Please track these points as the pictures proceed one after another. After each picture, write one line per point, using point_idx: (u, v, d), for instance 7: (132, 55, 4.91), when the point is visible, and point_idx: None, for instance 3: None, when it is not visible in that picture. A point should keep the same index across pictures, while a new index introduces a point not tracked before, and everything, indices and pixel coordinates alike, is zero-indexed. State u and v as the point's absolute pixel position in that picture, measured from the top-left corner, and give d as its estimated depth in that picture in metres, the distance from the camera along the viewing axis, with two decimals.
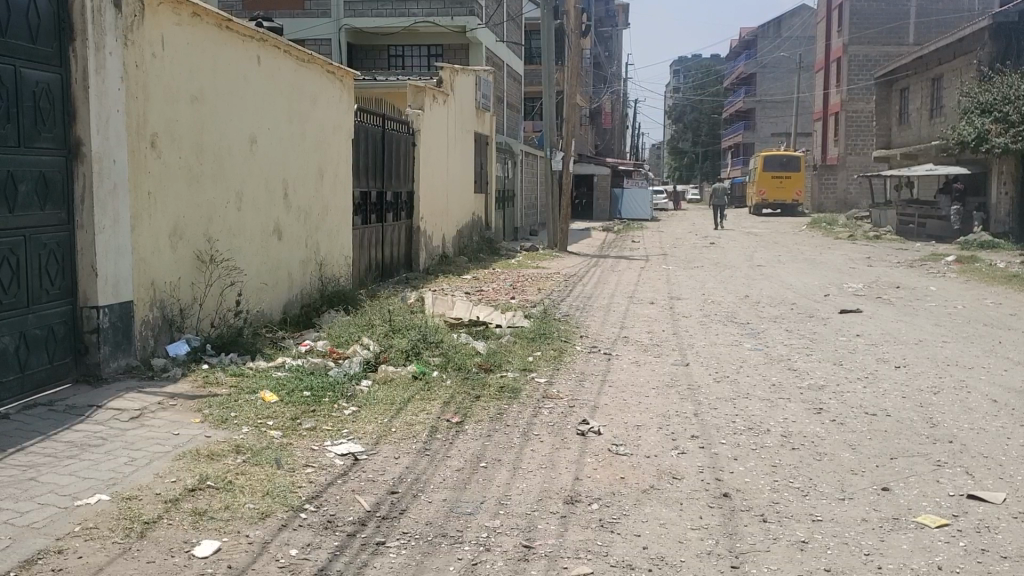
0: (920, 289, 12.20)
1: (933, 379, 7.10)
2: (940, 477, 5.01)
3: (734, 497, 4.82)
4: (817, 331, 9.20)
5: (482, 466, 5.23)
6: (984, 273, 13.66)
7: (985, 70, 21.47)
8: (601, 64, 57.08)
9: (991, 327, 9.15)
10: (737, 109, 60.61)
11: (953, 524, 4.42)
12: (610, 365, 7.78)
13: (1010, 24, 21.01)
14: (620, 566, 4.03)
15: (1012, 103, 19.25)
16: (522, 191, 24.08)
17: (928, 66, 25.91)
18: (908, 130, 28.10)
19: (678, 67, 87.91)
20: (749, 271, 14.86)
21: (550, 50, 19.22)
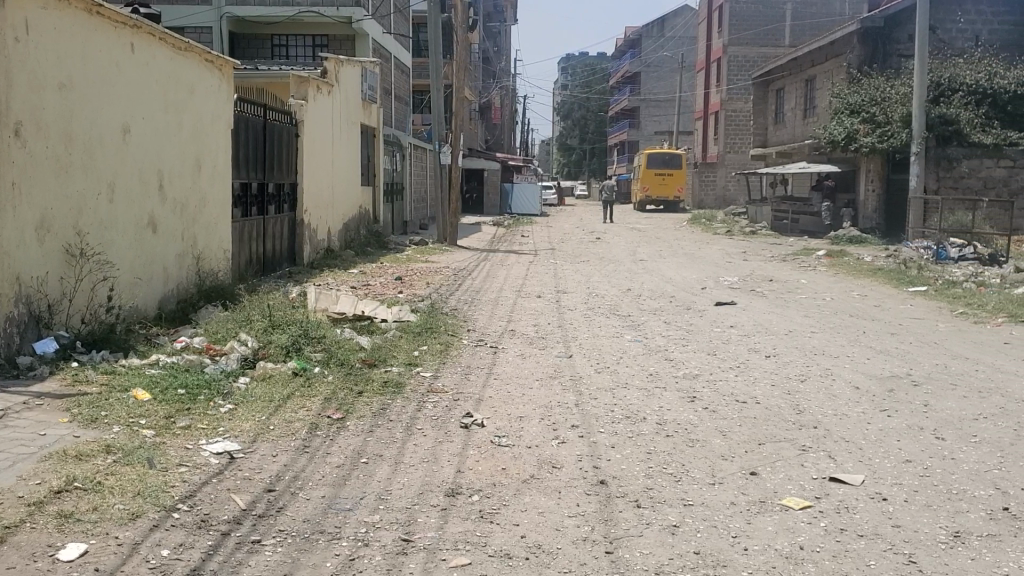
0: (791, 282, 12.70)
1: (800, 368, 7.42)
2: (805, 461, 5.24)
3: (610, 484, 4.94)
4: (694, 322, 9.48)
5: (362, 462, 5.20)
6: (851, 267, 14.30)
7: (854, 71, 22.50)
8: (490, 60, 57.39)
9: (855, 319, 9.60)
10: (621, 108, 61.84)
11: (815, 505, 4.64)
12: (495, 358, 7.84)
13: (876, 28, 22.16)
14: (498, 555, 4.08)
15: (878, 104, 20.39)
16: (410, 185, 23.95)
17: (801, 68, 26.99)
18: (782, 129, 29.25)
19: (565, 65, 89.11)
20: (632, 265, 15.18)
21: (437, 44, 19.15)
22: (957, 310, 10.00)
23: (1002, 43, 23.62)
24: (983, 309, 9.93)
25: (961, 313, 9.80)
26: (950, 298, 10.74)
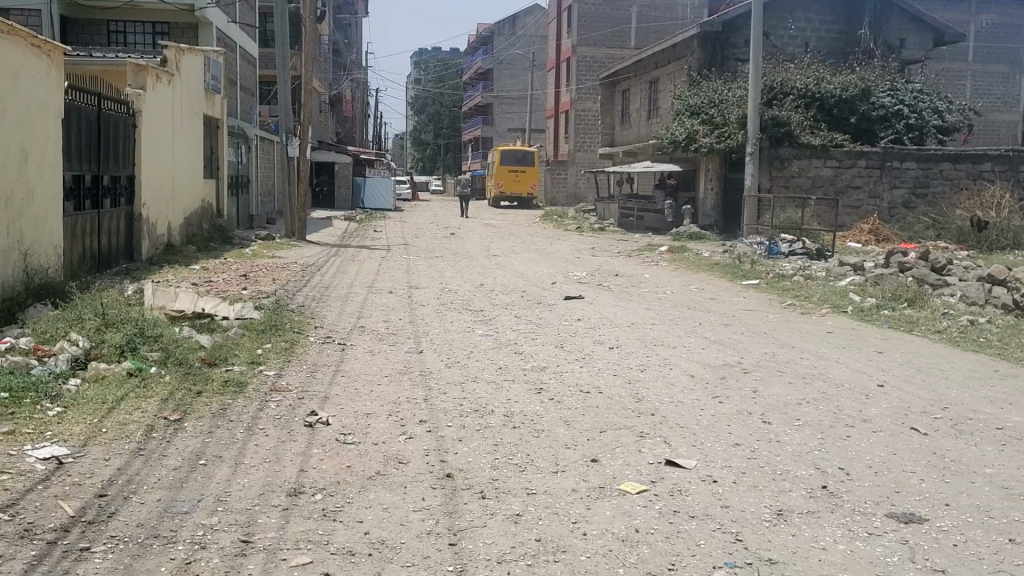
0: (635, 276, 13.13)
1: (641, 358, 7.70)
2: (643, 447, 5.45)
3: (456, 477, 4.98)
4: (543, 316, 9.66)
5: (201, 464, 5.06)
6: (691, 262, 14.90)
7: (694, 74, 23.43)
8: (341, 52, 56.50)
9: (693, 311, 10.02)
10: (474, 104, 62.27)
11: (651, 489, 4.83)
12: (343, 355, 7.76)
13: (714, 33, 23.18)
14: (340, 553, 4.05)
15: (716, 107, 21.33)
16: (257, 179, 23.31)
17: (645, 70, 27.89)
18: (628, 128, 30.15)
19: (418, 59, 88.79)
20: (484, 260, 15.30)
21: (285, 35, 18.70)
22: (787, 302, 10.58)
23: (829, 50, 25.13)
24: (809, 300, 10.56)
25: (790, 304, 10.39)
26: (780, 291, 11.36)
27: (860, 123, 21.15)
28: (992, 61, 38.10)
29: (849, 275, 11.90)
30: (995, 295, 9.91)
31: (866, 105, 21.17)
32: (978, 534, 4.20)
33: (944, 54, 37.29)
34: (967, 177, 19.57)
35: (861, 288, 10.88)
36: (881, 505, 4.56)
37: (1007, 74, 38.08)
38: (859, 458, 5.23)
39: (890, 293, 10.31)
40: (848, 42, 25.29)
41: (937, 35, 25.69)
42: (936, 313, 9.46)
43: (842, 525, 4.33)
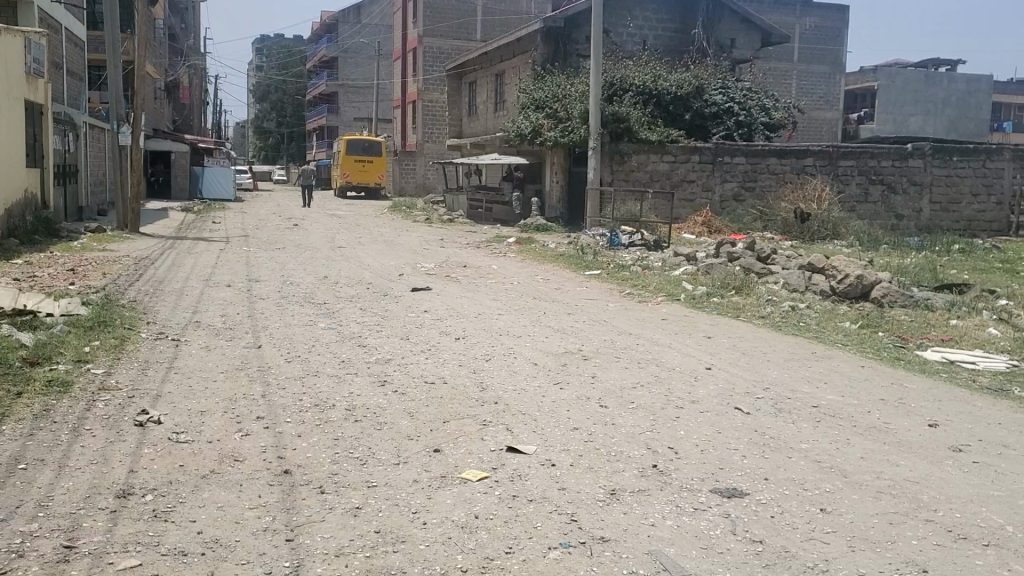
0: (482, 267, 13.26)
1: (486, 348, 7.81)
2: (484, 435, 5.53)
3: (294, 473, 4.92)
4: (389, 308, 9.64)
5: (21, 468, 4.80)
6: (537, 253, 15.18)
7: (538, 68, 23.83)
8: (177, 37, 54.20)
9: (537, 301, 10.22)
10: (319, 93, 61.06)
11: (491, 476, 4.90)
12: (178, 352, 7.52)
13: (557, 28, 23.66)
14: (172, 554, 3.95)
15: (560, 101, 21.76)
16: (86, 167, 22.11)
17: (491, 62, 28.13)
18: (475, 120, 30.32)
19: (258, 45, 86.11)
20: (329, 252, 15.08)
21: (115, 16, 17.77)
22: (626, 291, 10.95)
23: (666, 48, 26.05)
24: (647, 289, 10.97)
25: (629, 293, 10.76)
26: (620, 280, 11.75)
27: (694, 119, 22.09)
28: (814, 63, 40.47)
29: (683, 265, 12.43)
30: (814, 282, 10.59)
31: (700, 102, 22.11)
32: (793, 505, 4.48)
33: (772, 54, 39.32)
34: (791, 172, 20.75)
35: (693, 278, 11.39)
36: (707, 481, 4.81)
37: (828, 75, 40.57)
38: (686, 438, 5.50)
39: (720, 281, 10.85)
40: (683, 40, 26.26)
41: (764, 35, 27.07)
42: (762, 300, 10.03)
43: (671, 503, 4.53)
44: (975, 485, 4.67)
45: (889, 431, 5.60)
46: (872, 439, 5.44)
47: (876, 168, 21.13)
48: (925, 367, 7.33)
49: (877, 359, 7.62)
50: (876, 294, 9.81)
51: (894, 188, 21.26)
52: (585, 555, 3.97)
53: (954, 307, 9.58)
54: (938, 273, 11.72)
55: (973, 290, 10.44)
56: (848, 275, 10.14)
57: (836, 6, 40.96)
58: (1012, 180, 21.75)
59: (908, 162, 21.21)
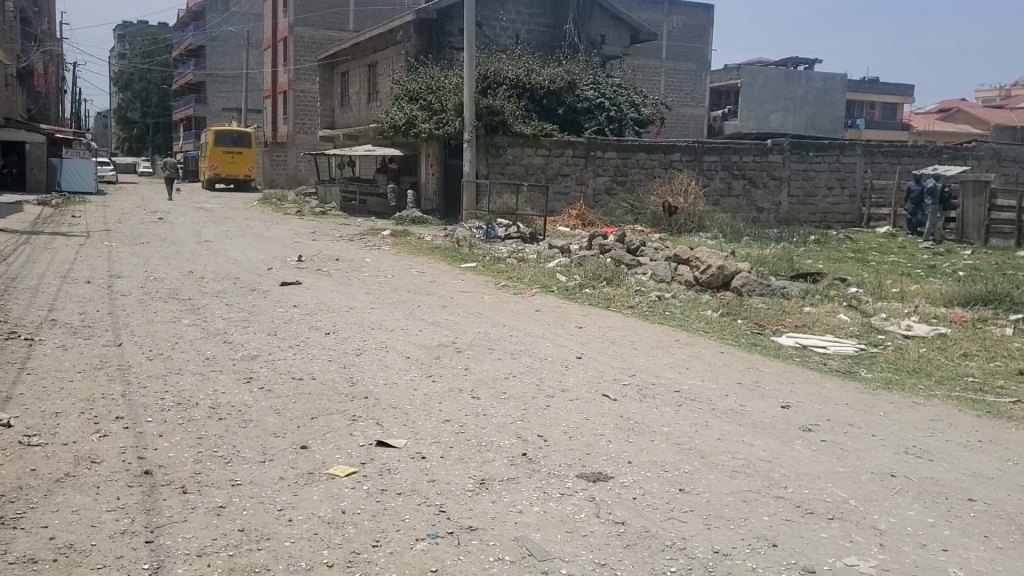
0: (355, 261, 13.12)
1: (357, 342, 7.75)
2: (354, 430, 5.50)
3: (155, 474, 4.79)
4: (257, 303, 9.44)
5: None
6: (411, 246, 15.15)
7: (411, 60, 23.72)
8: (30, 21, 51.42)
9: (411, 294, 10.19)
10: (185, 82, 58.99)
11: (360, 471, 4.87)
12: (32, 351, 7.19)
13: (430, 21, 23.61)
14: (21, 562, 3.79)
15: (434, 93, 21.69)
16: None
17: (363, 53, 27.82)
18: (348, 111, 29.92)
19: (119, 32, 82.54)
20: (196, 246, 14.64)
21: None
22: (500, 283, 11.04)
23: (538, 42, 26.34)
24: (521, 281, 11.09)
25: (504, 286, 10.86)
26: (494, 273, 11.85)
27: (566, 114, 22.44)
28: (681, 60, 41.50)
29: (557, 257, 12.63)
30: (680, 272, 10.93)
31: (572, 97, 22.47)
32: (654, 487, 4.57)
33: (640, 51, 40.08)
34: (659, 167, 21.38)
35: (567, 269, 11.59)
36: (573, 467, 4.88)
37: (694, 72, 41.71)
38: (555, 426, 5.59)
39: (592, 273, 11.06)
40: (555, 35, 26.61)
41: (633, 32, 27.71)
42: (631, 290, 10.29)
43: (538, 489, 4.57)
44: (822, 461, 4.90)
45: (745, 413, 5.86)
46: (729, 422, 5.67)
47: (738, 163, 22.05)
48: (781, 352, 7.69)
49: (736, 345, 7.94)
50: (736, 283, 10.21)
51: (755, 182, 22.28)
52: (452, 544, 3.95)
53: (807, 295, 10.08)
54: (794, 264, 12.27)
55: (825, 279, 10.99)
56: (710, 265, 10.52)
57: (701, 5, 42.20)
58: (864, 174, 23.10)
59: (768, 157, 22.24)
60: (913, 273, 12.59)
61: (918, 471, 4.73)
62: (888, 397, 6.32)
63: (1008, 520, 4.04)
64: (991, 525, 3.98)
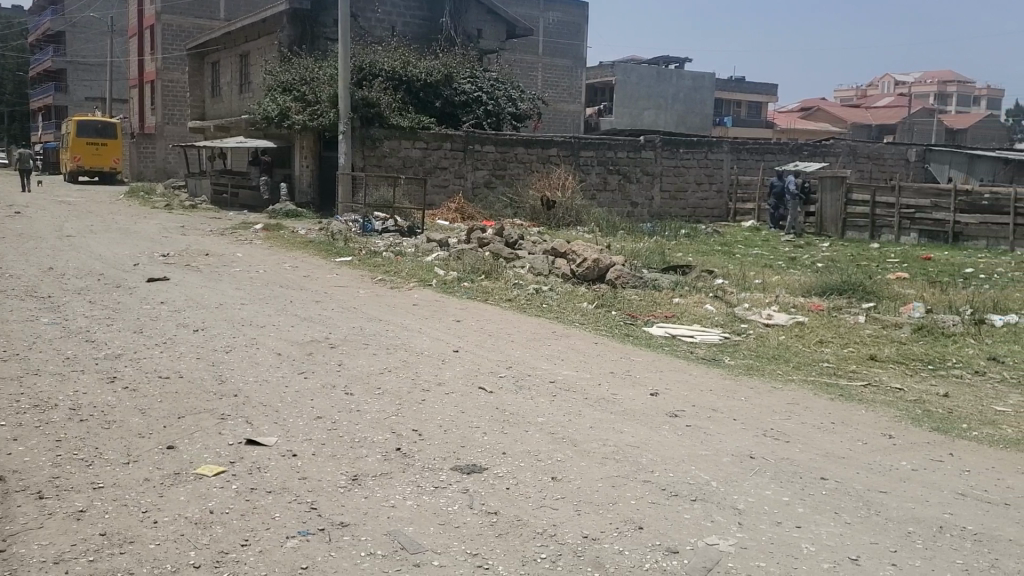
0: (227, 256, 12.79)
1: (227, 340, 7.56)
2: (223, 429, 5.38)
3: (9, 480, 4.57)
4: (122, 300, 9.09)
5: None
6: (286, 240, 14.86)
7: (284, 50, 23.26)
8: None
9: (286, 289, 10.01)
10: (43, 69, 56.09)
11: (229, 470, 4.77)
12: None
13: (304, 11, 23.22)
14: None
15: (309, 84, 21.32)
16: None
17: (235, 42, 27.11)
18: (219, 102, 29.09)
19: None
20: (55, 242, 13.96)
21: None
22: (377, 277, 10.97)
23: (414, 35, 26.24)
24: (399, 275, 11.04)
25: (381, 280, 10.78)
26: (372, 267, 11.75)
27: (443, 107, 22.41)
28: (557, 56, 41.99)
29: (435, 251, 12.64)
30: (556, 265, 11.11)
31: (449, 91, 22.46)
32: (527, 476, 4.65)
33: (517, 46, 40.35)
34: (537, 161, 21.65)
35: (445, 263, 11.60)
36: (447, 460, 4.90)
37: (570, 68, 42.30)
38: (429, 419, 5.61)
39: (470, 266, 11.12)
40: (431, 28, 26.56)
41: (509, 28, 27.95)
42: (508, 283, 10.39)
43: (411, 483, 4.57)
44: (686, 446, 5.08)
45: (616, 401, 6.02)
46: (601, 410, 5.82)
47: (613, 158, 22.55)
48: (651, 342, 7.93)
49: (610, 336, 8.14)
50: (610, 276, 10.44)
51: (629, 177, 22.84)
52: (323, 541, 3.92)
53: (678, 287, 10.40)
54: (665, 256, 12.65)
55: (694, 271, 11.36)
56: (586, 258, 10.71)
57: (576, 2, 42.85)
58: (731, 170, 23.97)
59: (641, 153, 22.84)
60: (776, 265, 13.17)
61: (775, 452, 4.96)
62: (751, 382, 6.61)
63: (856, 496, 4.28)
64: (840, 501, 4.21)
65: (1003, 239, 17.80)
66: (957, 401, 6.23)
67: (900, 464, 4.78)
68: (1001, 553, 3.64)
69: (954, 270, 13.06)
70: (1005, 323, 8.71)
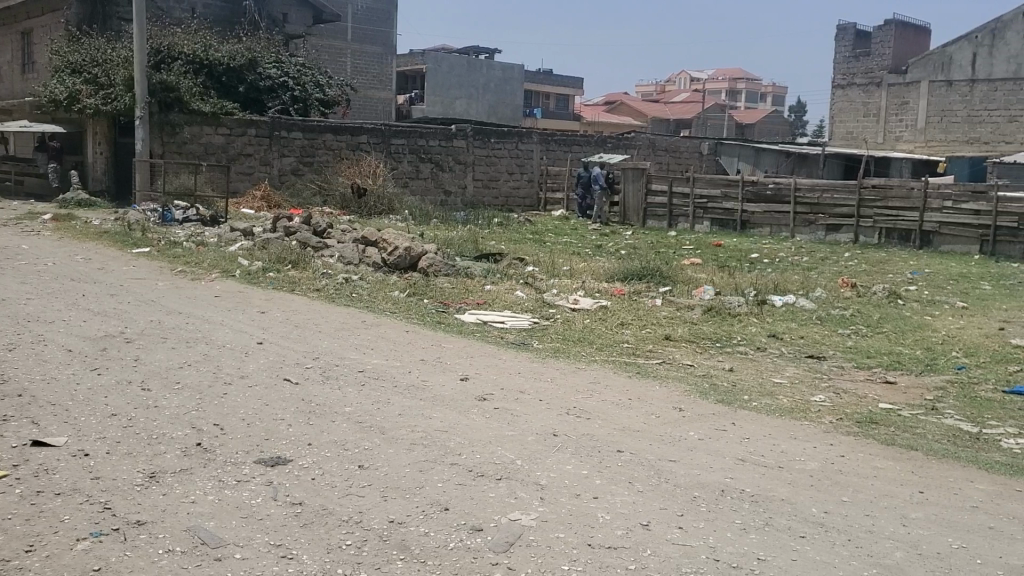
0: (10, 248, 11.90)
1: (10, 337, 7.05)
2: (5, 432, 5.03)
3: None
4: None
5: None
6: (77, 231, 14.00)
7: (72, 30, 21.84)
8: None
9: (76, 283, 9.43)
10: None
11: (12, 474, 4.47)
12: None
13: None
14: None
15: (100, 66, 20.08)
16: None
17: (15, 19, 25.16)
18: None
19: None
20: None
21: None
22: (178, 269, 10.52)
23: (216, 17, 25.26)
24: (200, 267, 10.62)
25: (181, 272, 10.34)
26: (171, 258, 11.24)
27: (248, 92, 21.70)
28: (366, 42, 41.16)
29: (240, 240, 12.28)
30: (367, 255, 11.03)
31: (253, 76, 21.77)
32: (333, 465, 4.63)
33: (325, 31, 39.57)
34: (347, 148, 21.40)
35: (250, 253, 11.29)
36: (251, 453, 4.81)
37: (380, 55, 41.60)
38: (233, 413, 5.47)
39: (276, 256, 10.88)
40: (234, 11, 25.68)
41: (316, 13, 27.45)
42: (317, 273, 10.24)
43: (213, 477, 4.46)
44: (493, 427, 5.22)
45: (425, 388, 6.09)
46: (409, 397, 5.87)
47: (424, 147, 22.60)
48: (461, 328, 8.05)
49: (421, 323, 8.19)
50: (422, 264, 10.51)
51: (441, 166, 22.98)
52: (117, 541, 3.76)
53: (488, 275, 10.59)
54: (476, 244, 12.84)
55: (505, 259, 11.60)
56: (397, 247, 10.71)
57: None
58: (540, 160, 24.58)
59: (452, 142, 23.00)
60: (583, 252, 13.64)
61: (576, 428, 5.19)
62: (555, 364, 6.87)
63: (649, 467, 4.54)
64: (634, 471, 4.46)
65: (784, 226, 19.16)
66: (741, 374, 6.72)
67: (690, 434, 5.11)
68: (774, 511, 3.97)
69: (742, 256, 13.96)
70: (783, 303, 9.43)
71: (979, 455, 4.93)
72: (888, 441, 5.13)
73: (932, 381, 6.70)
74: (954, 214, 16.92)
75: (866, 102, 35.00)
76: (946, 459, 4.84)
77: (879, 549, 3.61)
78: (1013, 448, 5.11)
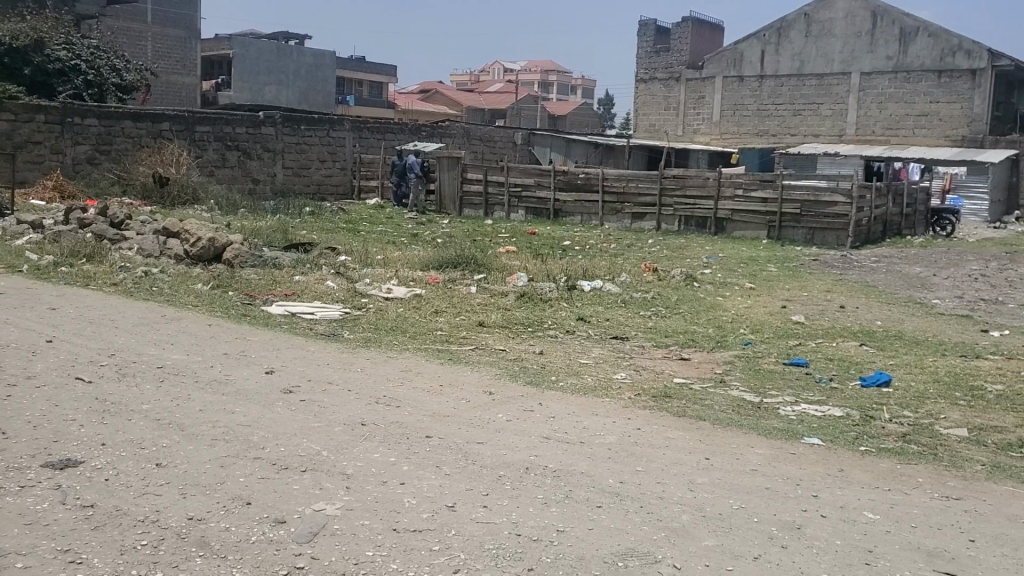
0: None
1: None
2: None
3: None
4: None
5: None
6: None
7: None
8: None
9: None
10: None
11: None
12: None
13: None
14: None
15: None
16: None
17: None
18: None
19: None
20: None
21: None
22: None
23: None
24: None
25: None
26: None
27: (34, 75, 20.36)
28: (168, 25, 39.22)
29: (27, 233, 11.49)
30: (168, 246, 10.55)
31: (41, 57, 20.43)
32: (129, 465, 4.44)
33: (120, 12, 37.39)
34: (147, 136, 20.39)
35: (39, 247, 10.58)
36: (36, 457, 4.53)
37: (183, 39, 39.75)
38: (18, 416, 5.12)
39: (68, 250, 10.25)
40: None
41: None
42: (114, 267, 9.73)
43: None
44: (299, 419, 5.16)
45: (229, 382, 5.93)
46: (211, 392, 5.70)
47: (232, 134, 21.84)
48: (269, 321, 7.86)
49: (225, 317, 7.95)
50: (227, 255, 10.18)
51: (250, 154, 22.29)
52: None
53: (298, 265, 10.39)
54: (286, 234, 12.57)
55: (316, 249, 11.42)
56: (200, 238, 10.34)
57: None
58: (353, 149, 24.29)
59: (261, 130, 22.36)
60: (398, 241, 13.63)
61: (385, 417, 5.20)
62: (366, 353, 6.85)
63: (456, 450, 4.62)
64: (441, 455, 4.53)
65: (594, 214, 19.83)
66: (549, 357, 6.94)
67: (497, 416, 5.23)
68: (574, 484, 4.14)
69: (553, 243, 14.35)
70: (591, 288, 9.78)
71: (760, 423, 5.32)
72: (680, 412, 5.45)
73: (721, 357, 7.16)
74: (744, 201, 18.04)
75: (667, 96, 36.68)
76: (731, 427, 5.20)
77: (667, 514, 3.83)
78: (790, 415, 5.55)
